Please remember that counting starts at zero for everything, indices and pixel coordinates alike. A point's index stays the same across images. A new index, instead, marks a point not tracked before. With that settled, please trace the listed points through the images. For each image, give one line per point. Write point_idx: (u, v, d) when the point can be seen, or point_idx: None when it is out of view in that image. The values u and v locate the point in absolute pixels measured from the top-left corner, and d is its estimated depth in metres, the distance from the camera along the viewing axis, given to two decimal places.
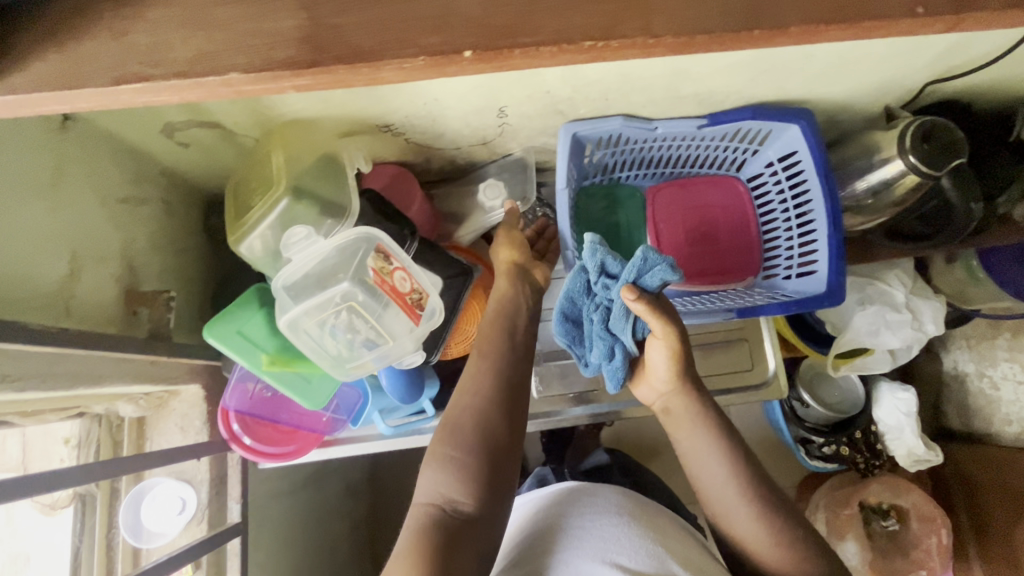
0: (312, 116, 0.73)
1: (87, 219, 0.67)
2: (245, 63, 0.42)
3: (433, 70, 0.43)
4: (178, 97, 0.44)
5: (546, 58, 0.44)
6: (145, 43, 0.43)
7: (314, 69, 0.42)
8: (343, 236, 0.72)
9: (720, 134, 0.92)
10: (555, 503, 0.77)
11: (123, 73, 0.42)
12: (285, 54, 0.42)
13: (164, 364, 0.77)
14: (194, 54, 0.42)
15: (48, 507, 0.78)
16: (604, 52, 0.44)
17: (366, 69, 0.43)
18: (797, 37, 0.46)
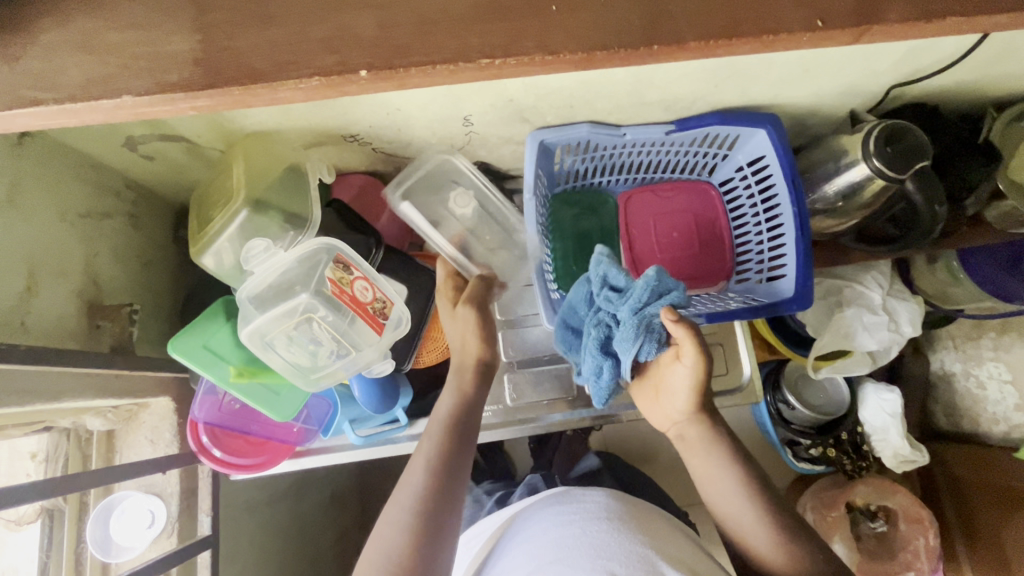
0: (274, 128, 0.73)
1: (46, 234, 0.67)
2: (139, 86, 0.42)
3: (329, 91, 0.44)
4: (79, 120, 0.44)
5: (445, 76, 0.44)
6: (37, 69, 0.43)
7: (210, 90, 0.42)
8: (303, 247, 0.72)
9: (689, 140, 0.92)
10: (546, 516, 0.76)
11: (16, 97, 0.43)
12: (180, 76, 0.42)
13: (131, 377, 0.77)
14: (87, 77, 0.43)
15: (13, 523, 0.77)
16: (503, 69, 0.44)
17: (262, 90, 0.43)
18: (697, 51, 0.46)
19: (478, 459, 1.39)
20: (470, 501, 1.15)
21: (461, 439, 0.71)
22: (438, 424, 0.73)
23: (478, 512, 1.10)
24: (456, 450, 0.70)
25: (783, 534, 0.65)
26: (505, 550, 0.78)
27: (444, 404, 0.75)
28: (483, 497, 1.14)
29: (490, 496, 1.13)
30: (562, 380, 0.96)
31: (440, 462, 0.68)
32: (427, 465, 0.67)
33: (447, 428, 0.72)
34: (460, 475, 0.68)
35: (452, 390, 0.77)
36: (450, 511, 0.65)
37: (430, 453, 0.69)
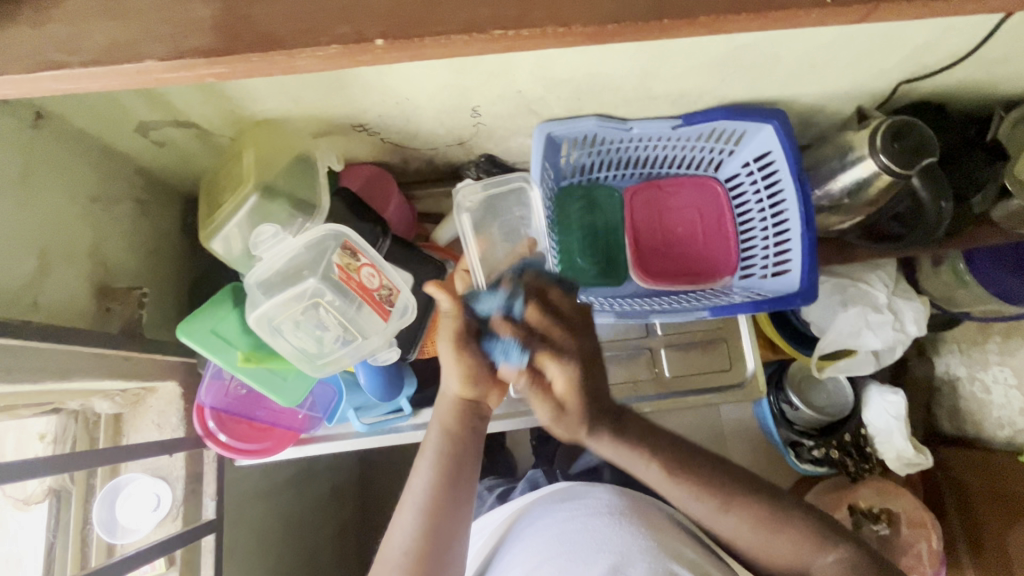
0: (283, 115, 0.74)
1: (59, 216, 0.68)
2: (161, 50, 0.43)
3: (347, 59, 0.44)
4: (99, 84, 0.44)
5: (459, 46, 0.44)
6: (64, 34, 0.43)
7: (229, 57, 0.43)
8: (311, 234, 0.73)
9: (696, 135, 0.92)
10: (550, 514, 0.76)
11: (43, 60, 0.43)
12: (200, 42, 0.43)
13: (139, 360, 0.78)
14: (109, 42, 0.43)
15: (21, 502, 0.79)
16: (514, 42, 0.44)
17: (281, 57, 0.43)
18: (709, 25, 0.45)
19: (480, 455, 1.39)
20: (471, 497, 1.14)
21: (451, 481, 0.68)
22: (425, 463, 0.69)
23: (479, 508, 1.10)
24: (446, 494, 0.67)
25: (785, 524, 0.65)
26: (509, 548, 0.77)
27: (431, 441, 0.70)
28: (484, 493, 1.13)
29: (491, 492, 1.13)
30: None
31: (430, 509, 0.66)
32: (417, 509, 0.66)
33: (436, 468, 0.68)
34: (453, 517, 0.66)
35: (436, 424, 0.72)
36: (456, 516, 0.67)
37: (418, 496, 0.67)
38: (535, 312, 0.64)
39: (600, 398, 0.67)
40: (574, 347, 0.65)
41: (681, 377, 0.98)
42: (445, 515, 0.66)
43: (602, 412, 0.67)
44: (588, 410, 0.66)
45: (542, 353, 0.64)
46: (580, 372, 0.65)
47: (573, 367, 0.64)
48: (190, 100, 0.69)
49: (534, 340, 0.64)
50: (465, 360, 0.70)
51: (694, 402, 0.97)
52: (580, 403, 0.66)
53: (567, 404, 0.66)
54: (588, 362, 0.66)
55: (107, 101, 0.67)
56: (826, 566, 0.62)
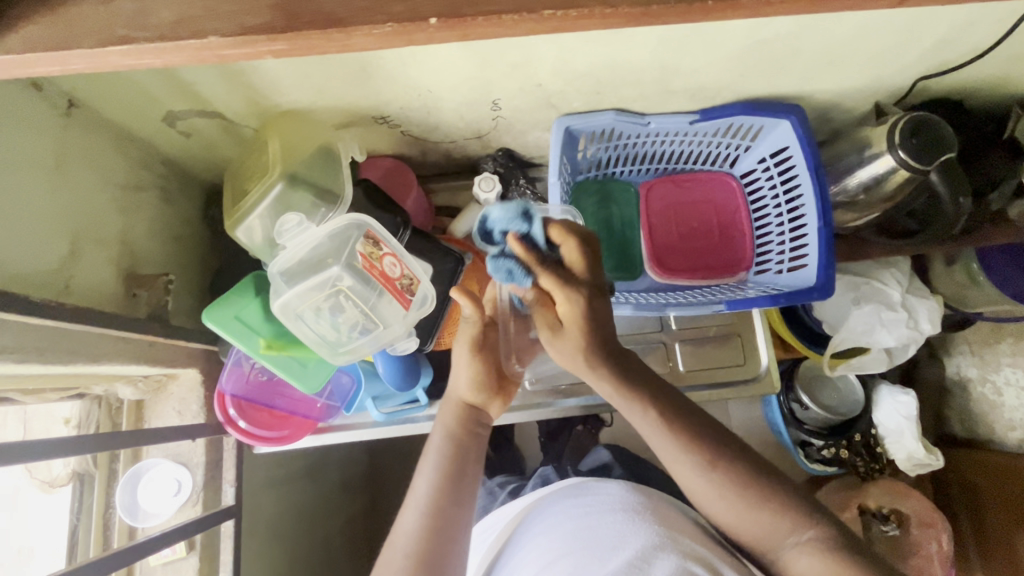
0: (307, 106, 0.76)
1: (89, 203, 0.70)
2: (224, 27, 0.40)
3: (400, 39, 0.41)
4: (161, 60, 0.42)
5: (510, 26, 0.42)
6: (130, 9, 0.40)
7: (288, 34, 0.40)
8: (335, 223, 0.73)
9: (713, 130, 0.93)
10: (562, 510, 0.76)
11: (109, 36, 0.40)
12: (260, 19, 0.40)
13: (162, 346, 0.79)
14: (176, 18, 0.40)
15: (46, 484, 0.80)
16: (565, 22, 0.42)
17: (338, 35, 0.41)
18: (754, 8, 0.44)
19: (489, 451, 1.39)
20: (482, 492, 1.14)
21: (455, 482, 0.66)
22: (430, 463, 0.68)
23: (492, 503, 1.10)
24: (451, 494, 0.65)
25: (770, 500, 0.59)
26: (520, 545, 0.77)
27: (434, 443, 0.70)
28: (495, 489, 1.13)
29: (502, 488, 1.13)
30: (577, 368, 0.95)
31: (434, 508, 0.64)
32: (421, 508, 0.64)
33: (440, 467, 0.67)
34: (458, 520, 0.64)
35: (439, 428, 0.71)
36: (462, 515, 0.65)
37: (421, 496, 0.65)
38: (561, 236, 0.60)
39: (605, 337, 0.63)
40: (584, 280, 0.61)
41: (695, 372, 0.98)
42: (450, 516, 0.64)
43: (603, 349, 0.64)
44: (590, 344, 0.63)
45: (550, 279, 0.60)
46: (587, 305, 0.61)
47: (580, 299, 0.60)
48: (218, 89, 0.70)
49: (544, 266, 0.60)
50: (477, 362, 0.71)
51: (705, 396, 0.98)
52: (580, 335, 0.63)
53: (568, 330, 0.63)
54: (597, 298, 0.62)
55: (137, 90, 0.68)
56: (799, 546, 0.57)
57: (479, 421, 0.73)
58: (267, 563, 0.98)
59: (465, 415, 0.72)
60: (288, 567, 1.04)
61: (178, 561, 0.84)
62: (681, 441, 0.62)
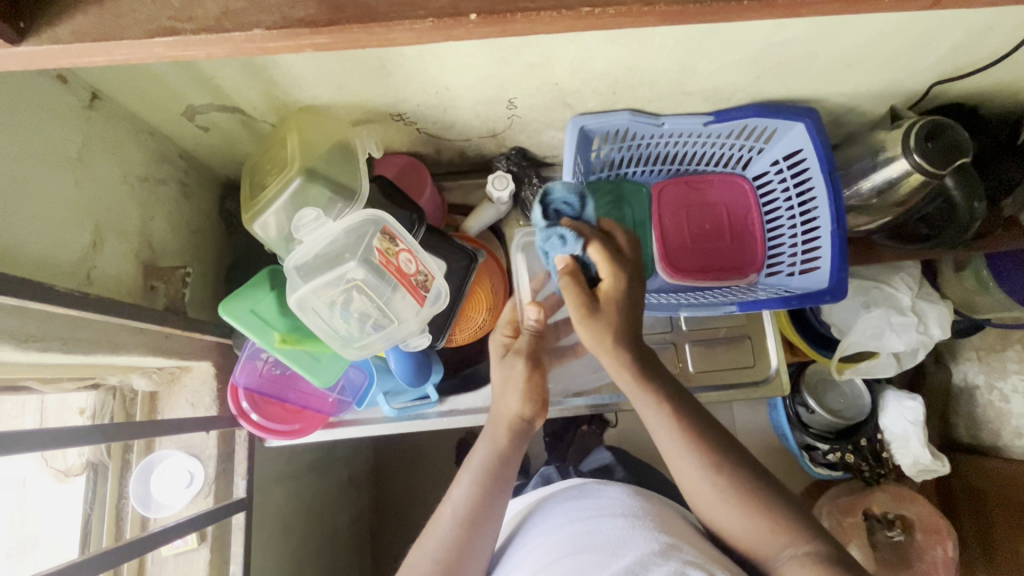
0: (326, 102, 0.76)
1: (111, 194, 0.70)
2: (268, 19, 0.40)
3: (439, 34, 0.42)
4: (206, 53, 0.42)
5: (547, 24, 0.42)
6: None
7: (331, 28, 0.41)
8: (351, 219, 0.74)
9: (726, 132, 0.93)
10: (566, 513, 0.75)
11: (157, 26, 0.40)
12: (304, 12, 0.40)
13: (178, 338, 0.80)
14: (222, 11, 0.41)
15: (62, 473, 0.81)
16: (600, 20, 0.42)
17: (378, 29, 0.41)
18: (783, 9, 0.44)
19: None
20: None
21: (490, 500, 0.65)
22: (468, 475, 0.67)
23: None
24: (486, 508, 0.65)
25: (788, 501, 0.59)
26: (522, 545, 0.76)
27: (479, 457, 0.68)
28: None
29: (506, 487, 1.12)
30: (588, 367, 0.94)
31: (467, 523, 0.64)
32: (455, 521, 0.64)
33: (479, 481, 0.66)
34: (488, 531, 0.65)
35: (486, 441, 0.69)
36: (491, 530, 0.65)
37: (458, 506, 0.65)
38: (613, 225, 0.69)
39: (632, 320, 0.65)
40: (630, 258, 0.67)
41: (704, 374, 0.99)
42: (480, 529, 0.64)
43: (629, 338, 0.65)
44: (621, 324, 0.64)
45: (601, 249, 0.65)
46: (627, 283, 0.65)
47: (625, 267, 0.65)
48: (240, 84, 0.71)
49: (591, 231, 0.67)
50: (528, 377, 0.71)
51: (715, 397, 0.98)
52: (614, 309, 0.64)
53: (603, 306, 0.64)
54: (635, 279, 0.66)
55: (160, 84, 0.69)
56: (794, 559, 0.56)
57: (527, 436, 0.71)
58: (274, 557, 0.98)
59: (513, 429, 0.69)
60: (295, 561, 1.04)
61: (189, 552, 0.84)
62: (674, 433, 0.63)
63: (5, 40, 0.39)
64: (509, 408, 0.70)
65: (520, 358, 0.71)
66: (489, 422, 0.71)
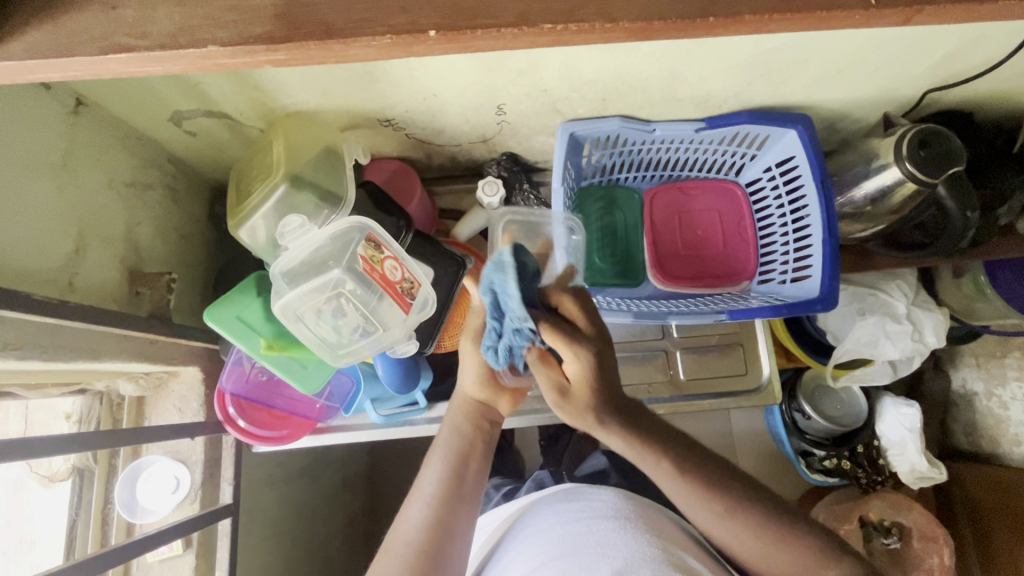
0: (313, 108, 0.76)
1: (96, 201, 0.70)
2: (225, 36, 0.40)
3: (400, 50, 0.41)
4: (163, 69, 0.41)
5: (509, 40, 0.42)
6: (133, 16, 0.40)
7: (288, 44, 0.40)
8: (336, 225, 0.73)
9: (719, 138, 0.92)
10: (554, 514, 0.74)
11: (111, 43, 0.40)
12: (261, 28, 0.40)
13: (164, 344, 0.80)
14: (177, 27, 0.40)
15: (47, 479, 0.81)
16: (565, 36, 0.42)
17: (336, 45, 0.41)
18: (753, 25, 0.44)
19: None
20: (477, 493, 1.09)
21: (461, 479, 0.68)
22: (438, 457, 0.70)
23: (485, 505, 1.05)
24: (458, 488, 0.67)
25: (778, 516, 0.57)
26: (511, 547, 0.75)
27: (443, 439, 0.72)
28: (491, 491, 1.09)
29: (498, 489, 1.08)
30: None
31: (439, 503, 0.66)
32: (427, 501, 0.66)
33: (449, 461, 0.69)
34: (464, 513, 0.66)
35: (451, 424, 0.73)
36: (464, 513, 0.66)
37: (429, 487, 0.67)
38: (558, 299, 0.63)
39: (615, 392, 0.65)
40: (590, 339, 0.63)
41: (696, 381, 0.98)
42: (456, 512, 0.66)
43: (609, 407, 0.65)
44: (599, 403, 0.64)
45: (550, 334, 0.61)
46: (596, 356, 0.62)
47: (591, 356, 0.62)
48: (224, 91, 0.71)
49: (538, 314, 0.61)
50: (481, 361, 0.72)
51: (708, 405, 0.97)
52: (590, 395, 0.64)
53: (576, 392, 0.64)
54: (604, 357, 0.63)
55: (144, 90, 0.69)
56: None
57: (489, 419, 0.74)
58: (263, 562, 0.97)
59: (474, 412, 0.73)
60: (284, 566, 1.04)
61: (175, 558, 0.84)
62: (632, 451, 0.66)
63: None
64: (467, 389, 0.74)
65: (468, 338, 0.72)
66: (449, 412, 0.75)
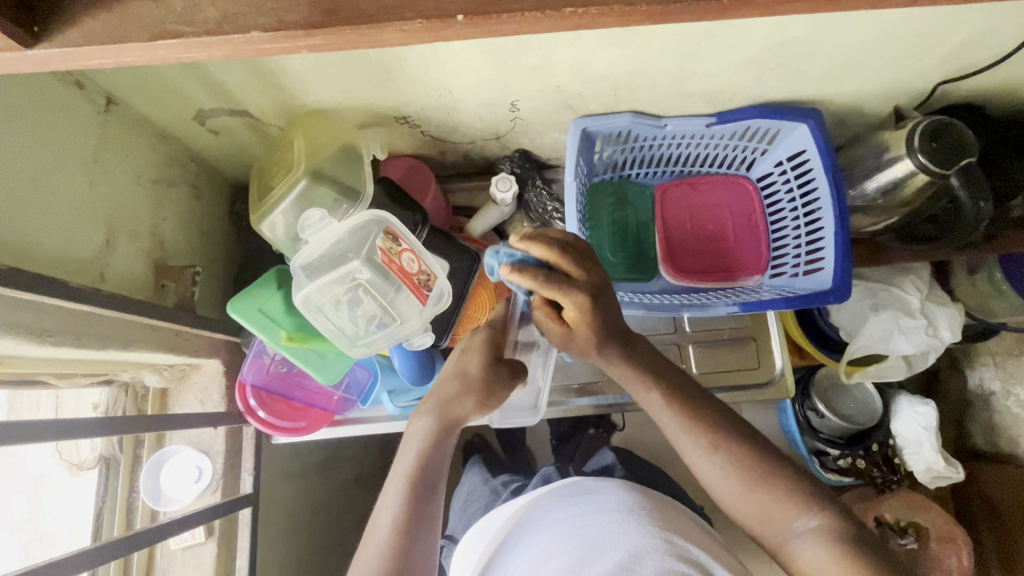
0: (332, 106, 0.79)
1: (126, 195, 0.73)
2: (265, 23, 0.42)
3: (427, 35, 0.43)
4: (207, 55, 0.43)
5: (530, 24, 0.43)
6: (180, 4, 0.42)
7: (324, 30, 0.42)
8: (356, 219, 0.75)
9: (729, 133, 0.93)
10: (557, 522, 0.71)
11: (160, 30, 0.42)
12: (299, 15, 0.42)
13: (189, 336, 0.82)
14: (221, 14, 0.42)
15: (75, 467, 0.84)
16: (584, 19, 0.43)
17: (368, 32, 0.43)
18: (766, 8, 0.44)
19: (499, 451, 1.38)
20: (484, 492, 1.09)
21: (427, 497, 0.60)
22: (402, 477, 0.61)
23: (493, 501, 1.04)
24: (425, 511, 0.60)
25: (793, 491, 0.57)
26: (516, 550, 0.73)
27: (409, 456, 0.62)
28: (499, 488, 1.08)
29: (507, 487, 1.07)
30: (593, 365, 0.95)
31: (407, 526, 0.59)
32: (395, 525, 0.59)
33: (409, 487, 0.60)
34: (425, 533, 0.60)
35: (416, 437, 0.63)
36: (429, 530, 0.60)
37: (391, 515, 0.59)
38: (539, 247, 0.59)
39: (615, 329, 0.62)
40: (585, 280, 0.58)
41: (707, 375, 0.98)
42: (424, 531, 0.60)
43: (615, 345, 0.63)
44: (603, 336, 0.61)
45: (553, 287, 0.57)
46: (591, 303, 0.58)
47: (585, 298, 0.57)
48: (248, 88, 0.73)
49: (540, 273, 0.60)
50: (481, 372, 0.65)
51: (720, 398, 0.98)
52: (590, 332, 0.60)
53: (576, 332, 0.61)
54: (600, 294, 0.59)
55: (173, 89, 0.71)
56: (808, 531, 0.55)
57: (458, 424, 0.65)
58: (280, 555, 0.99)
59: (442, 425, 0.63)
60: (301, 558, 1.05)
61: (197, 546, 0.86)
62: (626, 378, 0.64)
63: (18, 44, 0.41)
64: (442, 411, 0.64)
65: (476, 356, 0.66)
66: (412, 421, 0.65)
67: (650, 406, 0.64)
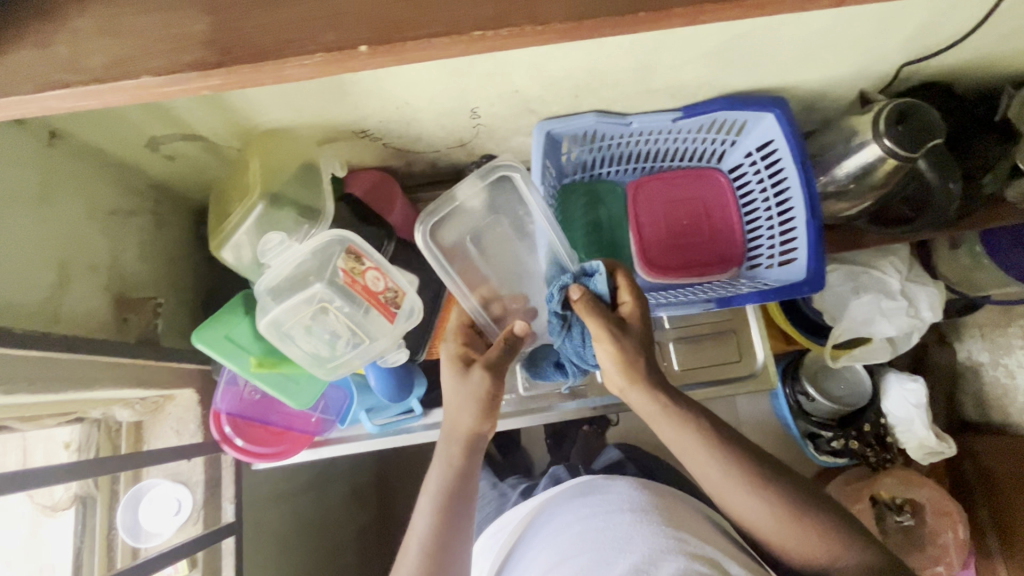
0: (288, 124, 0.77)
1: (78, 232, 0.71)
2: (164, 65, 0.41)
3: (333, 67, 0.42)
4: (102, 101, 0.42)
5: (440, 50, 0.42)
6: (65, 54, 0.41)
7: (222, 70, 0.41)
8: (316, 240, 0.74)
9: (696, 126, 0.92)
10: (572, 523, 0.70)
11: (47, 80, 0.41)
12: (193, 55, 0.40)
13: (156, 368, 0.81)
14: (114, 59, 0.41)
15: (48, 508, 0.83)
16: (498, 41, 0.42)
17: (271, 66, 0.41)
18: (688, 16, 0.43)
19: (496, 453, 1.37)
20: (493, 495, 1.07)
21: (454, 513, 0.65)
22: (428, 495, 0.66)
23: (504, 504, 1.03)
24: (452, 526, 0.64)
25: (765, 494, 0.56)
26: (528, 551, 0.72)
27: (435, 475, 0.68)
28: (507, 490, 1.08)
29: (515, 488, 1.07)
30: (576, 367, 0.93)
31: (432, 544, 0.63)
32: (423, 541, 0.63)
33: (438, 504, 0.65)
34: (456, 547, 0.64)
35: (440, 461, 0.69)
36: (458, 545, 0.64)
37: (421, 530, 0.64)
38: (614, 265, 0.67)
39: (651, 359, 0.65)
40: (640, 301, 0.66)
41: (692, 370, 0.98)
42: (450, 546, 0.64)
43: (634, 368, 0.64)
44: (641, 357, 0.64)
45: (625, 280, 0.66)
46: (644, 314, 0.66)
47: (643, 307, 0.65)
48: (197, 113, 0.71)
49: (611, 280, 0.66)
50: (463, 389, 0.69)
51: (705, 394, 0.97)
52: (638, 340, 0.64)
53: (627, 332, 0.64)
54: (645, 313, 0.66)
55: (119, 121, 0.70)
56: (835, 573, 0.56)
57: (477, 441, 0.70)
58: None
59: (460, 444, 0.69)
60: None
61: None
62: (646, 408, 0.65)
63: None
64: (461, 432, 0.69)
65: (480, 370, 0.68)
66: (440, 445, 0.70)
67: (668, 432, 0.65)
